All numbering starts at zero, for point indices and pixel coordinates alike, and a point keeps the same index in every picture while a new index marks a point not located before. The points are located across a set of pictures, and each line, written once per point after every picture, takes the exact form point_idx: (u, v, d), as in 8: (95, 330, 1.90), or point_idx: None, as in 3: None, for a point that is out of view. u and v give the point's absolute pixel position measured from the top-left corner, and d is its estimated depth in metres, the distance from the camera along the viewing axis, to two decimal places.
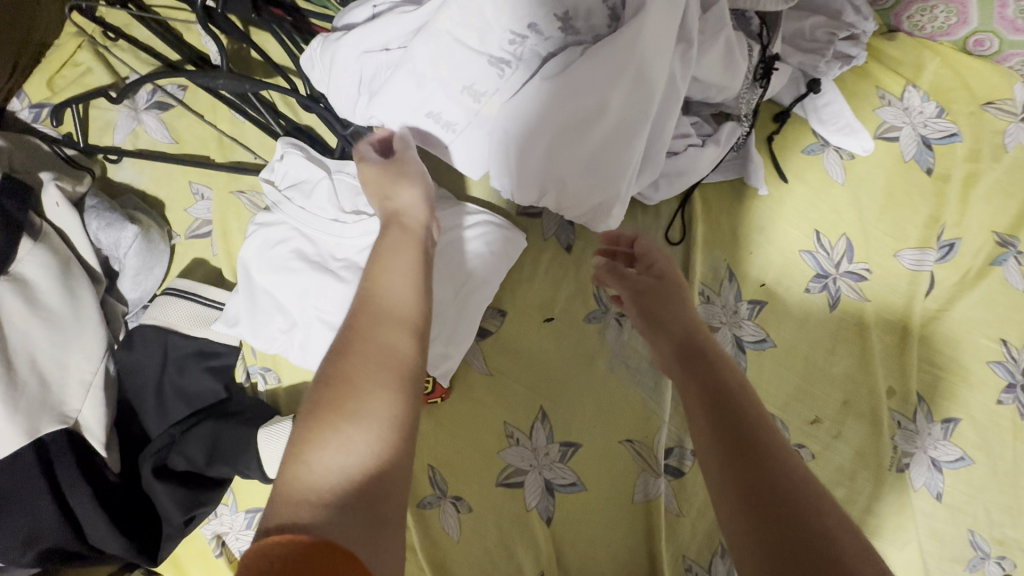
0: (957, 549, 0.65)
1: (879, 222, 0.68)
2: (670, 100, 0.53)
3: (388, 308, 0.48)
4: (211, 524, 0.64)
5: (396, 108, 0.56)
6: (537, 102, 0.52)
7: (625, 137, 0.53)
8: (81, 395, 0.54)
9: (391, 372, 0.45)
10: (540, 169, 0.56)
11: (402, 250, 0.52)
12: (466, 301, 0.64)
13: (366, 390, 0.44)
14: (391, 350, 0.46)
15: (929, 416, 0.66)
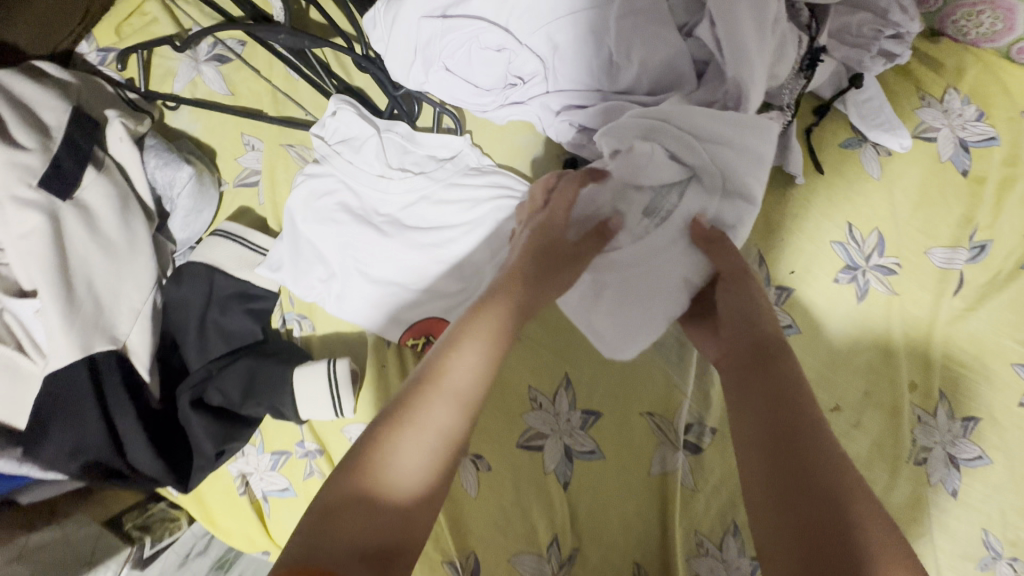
0: (971, 549, 0.65)
1: (911, 219, 0.69)
2: None
3: (459, 385, 0.43)
4: (238, 463, 0.67)
5: (469, 70, 0.62)
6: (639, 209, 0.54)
7: None
8: (130, 321, 0.57)
9: (430, 450, 0.40)
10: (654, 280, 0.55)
11: (490, 323, 0.46)
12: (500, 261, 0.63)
13: (400, 452, 0.40)
14: (442, 428, 0.41)
15: (949, 414, 0.66)
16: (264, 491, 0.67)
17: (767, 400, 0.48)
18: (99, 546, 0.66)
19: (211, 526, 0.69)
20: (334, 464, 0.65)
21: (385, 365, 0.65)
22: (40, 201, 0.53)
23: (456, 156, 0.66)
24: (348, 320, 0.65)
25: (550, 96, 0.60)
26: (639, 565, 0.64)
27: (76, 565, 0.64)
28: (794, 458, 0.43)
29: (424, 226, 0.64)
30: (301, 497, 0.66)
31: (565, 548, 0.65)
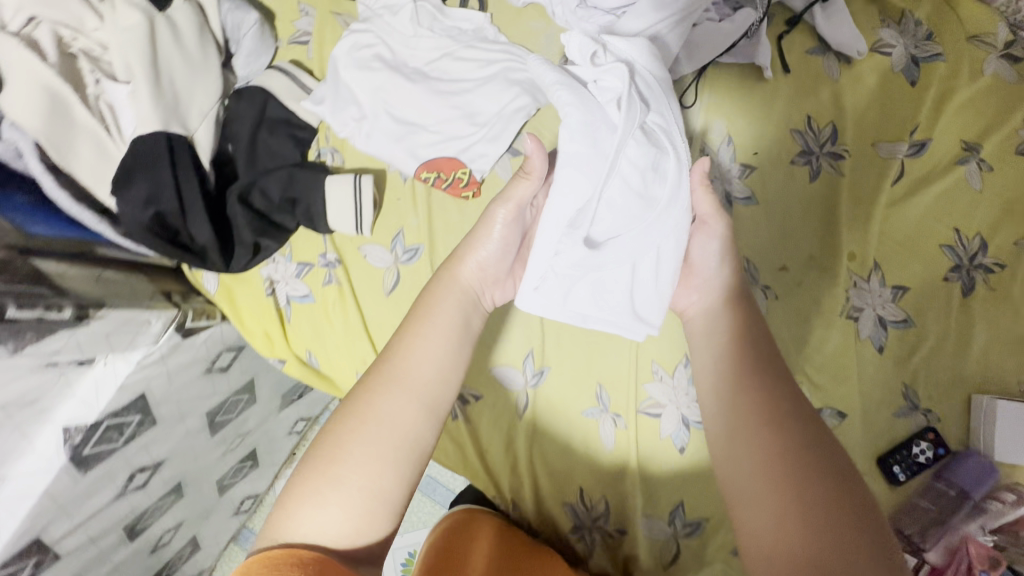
0: (889, 397, 0.75)
1: (862, 118, 0.80)
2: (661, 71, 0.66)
3: (400, 375, 0.57)
4: (268, 269, 0.78)
5: None
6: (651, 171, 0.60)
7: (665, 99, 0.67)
8: (199, 120, 0.69)
9: (387, 440, 0.54)
10: (676, 236, 0.61)
11: (437, 320, 0.60)
12: (504, 110, 0.75)
13: (355, 450, 0.53)
14: (393, 420, 0.55)
15: (882, 282, 0.77)
16: (287, 296, 0.78)
17: (748, 380, 0.57)
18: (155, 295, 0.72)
19: (238, 325, 0.81)
20: (349, 275, 0.77)
21: (401, 197, 0.78)
22: (141, 7, 0.67)
23: (476, 29, 0.78)
24: (375, 155, 0.77)
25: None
26: (601, 385, 0.75)
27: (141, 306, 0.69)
28: (777, 431, 0.53)
29: (444, 80, 0.77)
30: (318, 304, 0.78)
31: (537, 364, 0.77)
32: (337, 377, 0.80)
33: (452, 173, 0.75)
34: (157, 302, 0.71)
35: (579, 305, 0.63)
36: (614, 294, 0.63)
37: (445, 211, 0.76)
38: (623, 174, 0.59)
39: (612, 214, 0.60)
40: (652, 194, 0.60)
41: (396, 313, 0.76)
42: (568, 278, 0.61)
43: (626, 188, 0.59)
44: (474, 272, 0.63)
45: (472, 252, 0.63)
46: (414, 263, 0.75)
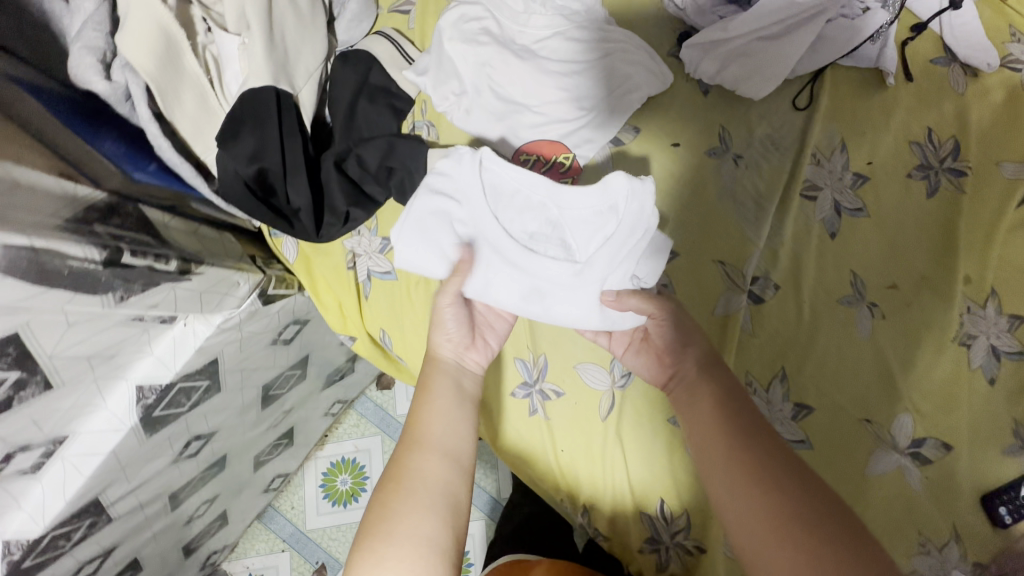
0: (998, 433, 0.70)
1: (986, 134, 0.76)
2: (553, 304, 0.67)
3: (420, 437, 0.59)
4: (351, 241, 0.75)
5: None
6: (541, 243, 0.68)
7: (552, 302, 0.67)
8: (304, 79, 0.66)
9: (429, 494, 0.56)
10: (491, 245, 0.67)
11: (435, 382, 0.64)
12: (616, 101, 0.73)
13: (401, 515, 0.54)
14: (427, 477, 0.57)
15: (998, 309, 0.72)
16: (368, 272, 0.75)
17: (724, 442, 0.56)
18: (240, 260, 0.72)
19: (314, 297, 0.79)
20: None
21: None
22: None
23: (588, 8, 0.74)
24: (472, 133, 0.74)
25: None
26: None
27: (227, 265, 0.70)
28: (768, 488, 0.52)
29: (553, 60, 0.73)
30: (400, 282, 0.75)
31: (625, 364, 0.72)
32: (412, 360, 0.78)
33: (553, 157, 0.72)
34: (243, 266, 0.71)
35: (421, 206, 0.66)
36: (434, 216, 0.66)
37: None
38: (526, 210, 0.67)
39: (531, 181, 0.66)
40: (522, 216, 0.67)
41: None
42: (430, 208, 0.66)
43: (508, 217, 0.67)
44: (449, 346, 0.66)
45: (444, 329, 0.66)
46: None
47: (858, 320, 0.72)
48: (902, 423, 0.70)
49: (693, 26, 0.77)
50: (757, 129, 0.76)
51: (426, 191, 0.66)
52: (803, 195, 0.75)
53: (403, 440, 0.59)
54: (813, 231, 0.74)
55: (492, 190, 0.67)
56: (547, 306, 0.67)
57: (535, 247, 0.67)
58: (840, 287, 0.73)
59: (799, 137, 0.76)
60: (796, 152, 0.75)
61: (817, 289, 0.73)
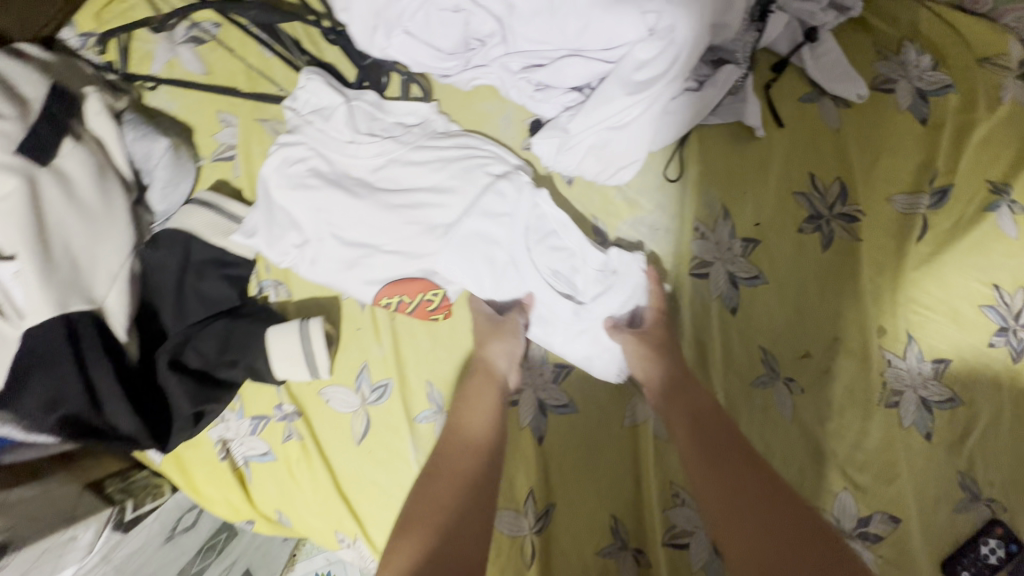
0: (945, 490, 0.66)
1: (872, 168, 0.70)
2: (548, 335, 0.66)
3: (468, 439, 0.58)
4: (218, 428, 0.68)
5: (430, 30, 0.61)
6: (559, 284, 0.65)
7: (546, 330, 0.66)
8: (107, 284, 0.59)
9: (466, 491, 0.54)
10: (504, 272, 0.65)
11: (480, 389, 0.61)
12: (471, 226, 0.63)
13: (446, 505, 0.53)
14: (472, 476, 0.55)
15: (919, 356, 0.67)
16: (244, 457, 0.68)
17: (718, 457, 0.56)
18: (81, 502, 0.63)
19: (196, 496, 0.70)
20: (312, 427, 0.67)
21: (361, 327, 0.68)
22: (17, 165, 0.55)
23: (423, 122, 0.68)
24: (323, 284, 0.67)
25: (509, 57, 0.64)
26: (616, 518, 0.65)
27: (57, 520, 0.60)
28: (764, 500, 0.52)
29: (393, 190, 0.66)
30: (280, 462, 0.67)
31: (540, 503, 0.66)
32: (315, 539, 0.70)
33: (418, 295, 0.65)
34: (86, 507, 0.63)
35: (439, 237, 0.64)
36: (449, 245, 0.63)
37: (415, 339, 0.68)
38: (559, 251, 0.65)
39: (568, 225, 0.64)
40: (552, 246, 0.65)
41: (371, 462, 0.66)
42: (467, 232, 0.63)
43: (539, 250, 0.65)
44: (502, 354, 0.63)
45: (505, 344, 0.63)
46: (384, 402, 0.67)
47: (778, 400, 0.67)
48: (842, 503, 0.65)
49: (539, 117, 0.68)
50: (630, 214, 0.71)
51: (478, 212, 0.64)
52: (694, 274, 0.69)
53: (450, 438, 0.58)
54: (711, 311, 0.68)
55: (535, 224, 0.65)
56: (548, 335, 0.66)
57: (555, 283, 0.65)
58: (751, 367, 0.68)
59: (677, 212, 0.70)
60: (677, 228, 0.70)
61: (729, 372, 0.68)
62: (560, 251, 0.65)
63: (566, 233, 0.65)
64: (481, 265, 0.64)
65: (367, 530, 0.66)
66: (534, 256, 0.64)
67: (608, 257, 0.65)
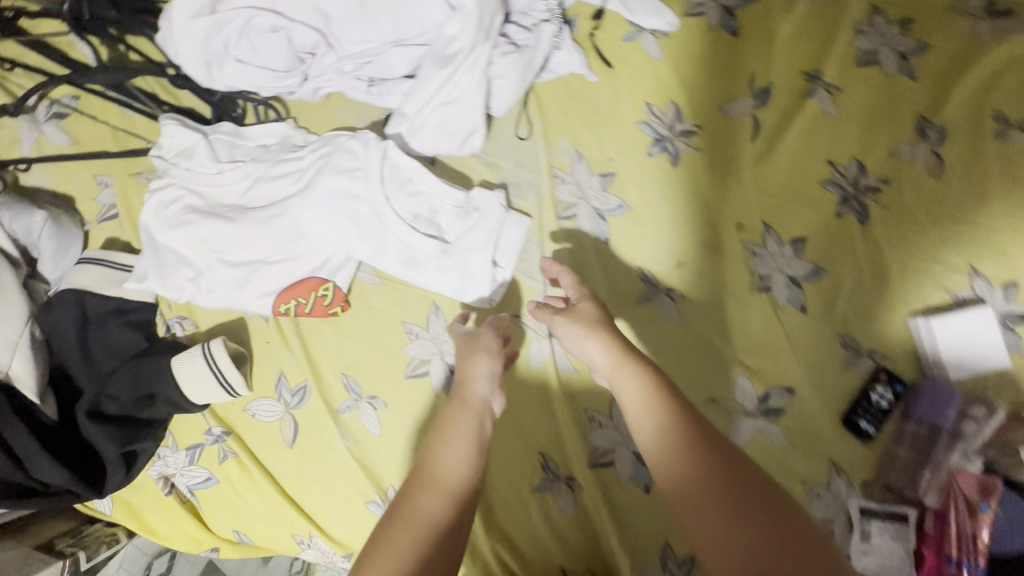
0: (830, 353, 0.71)
1: (700, 83, 0.76)
2: (417, 276, 0.69)
3: (429, 480, 0.53)
4: (157, 466, 0.71)
5: (257, 54, 0.67)
6: (423, 226, 0.69)
7: (416, 272, 0.69)
8: (9, 354, 0.63)
9: (422, 534, 0.49)
10: (365, 228, 0.68)
11: (454, 423, 0.57)
12: (329, 198, 0.67)
13: (392, 552, 0.48)
14: (428, 521, 0.50)
15: (779, 240, 0.73)
16: (189, 487, 0.71)
17: (684, 426, 0.49)
18: (31, 563, 0.65)
19: (154, 537, 0.73)
20: (244, 443, 0.71)
21: (271, 339, 0.72)
22: None
23: (280, 139, 0.73)
24: (224, 308, 0.71)
25: (341, 62, 0.68)
26: (543, 453, 0.70)
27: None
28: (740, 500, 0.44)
29: (264, 206, 0.70)
30: (224, 483, 0.71)
31: None
32: (277, 546, 0.73)
33: (311, 294, 0.70)
34: (34, 563, 0.66)
35: (302, 203, 0.68)
36: (308, 209, 0.68)
37: (320, 337, 0.72)
38: (417, 196, 0.69)
39: (425, 172, 0.69)
40: (411, 194, 0.69)
41: (307, 459, 0.71)
42: (325, 185, 0.68)
43: (397, 197, 0.69)
44: (484, 378, 0.60)
45: (483, 363, 0.61)
46: (307, 403, 0.71)
47: (662, 309, 0.72)
48: (742, 387, 0.71)
49: (388, 109, 0.72)
50: (492, 177, 0.75)
51: (330, 170, 0.68)
52: (562, 217, 0.74)
53: (411, 477, 0.54)
54: (586, 245, 0.73)
55: (390, 173, 0.69)
56: (419, 275, 0.69)
57: (416, 226, 0.69)
58: (633, 287, 0.73)
59: (536, 164, 0.75)
60: (539, 177, 0.75)
61: (615, 296, 0.73)
62: (421, 197, 0.69)
63: (426, 179, 0.69)
64: (343, 218, 0.68)
65: (321, 523, 0.71)
66: (392, 203, 0.68)
67: (468, 195, 0.70)
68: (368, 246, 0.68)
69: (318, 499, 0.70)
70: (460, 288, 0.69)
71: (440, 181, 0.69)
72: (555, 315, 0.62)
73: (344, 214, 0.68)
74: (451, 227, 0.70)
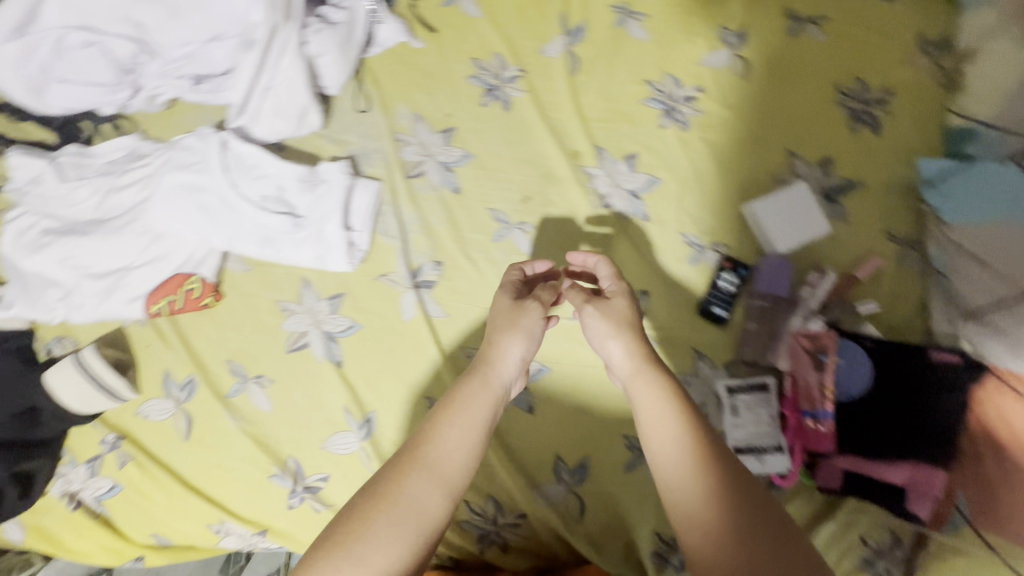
0: (677, 252, 0.76)
1: (519, 32, 0.82)
2: (277, 253, 0.73)
3: (433, 462, 0.51)
4: (60, 485, 0.73)
5: (83, 72, 0.73)
6: (273, 205, 0.73)
7: (275, 250, 0.73)
8: None
9: (411, 518, 0.48)
10: (216, 216, 0.72)
11: (469, 407, 0.55)
12: (176, 193, 0.71)
13: (377, 535, 0.47)
14: (421, 507, 0.49)
15: (613, 159, 0.78)
16: (96, 499, 0.73)
17: (707, 453, 0.50)
18: None
19: (70, 555, 0.74)
20: (141, 445, 0.73)
21: (151, 342, 0.74)
22: None
23: (126, 151, 0.75)
24: (99, 321, 0.73)
25: (165, 66, 0.75)
26: (429, 398, 0.72)
27: None
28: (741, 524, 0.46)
29: (119, 216, 0.73)
30: (129, 487, 0.73)
31: (359, 416, 0.72)
32: (197, 540, 0.74)
33: (180, 289, 0.72)
34: None
35: (155, 204, 0.71)
36: (159, 209, 0.71)
37: (199, 330, 0.74)
38: (263, 178, 0.74)
39: (266, 156, 0.74)
40: (257, 178, 0.74)
41: (206, 448, 0.73)
42: (172, 182, 0.71)
43: (243, 183, 0.73)
44: (513, 363, 0.60)
45: (518, 346, 0.60)
46: (194, 395, 0.73)
47: (518, 242, 0.76)
48: None
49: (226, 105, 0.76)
50: (338, 151, 0.78)
51: (173, 167, 0.72)
52: (411, 176, 0.78)
53: (409, 453, 0.52)
54: (438, 198, 0.78)
55: (234, 162, 0.73)
56: (278, 252, 0.73)
57: (267, 206, 0.73)
58: (488, 227, 0.77)
59: (379, 132, 0.79)
60: (385, 144, 0.79)
61: (474, 240, 0.77)
62: (267, 178, 0.74)
63: (268, 161, 0.74)
64: (194, 211, 0.71)
65: (230, 506, 0.73)
66: (239, 188, 0.72)
67: (313, 170, 0.75)
68: (223, 234, 0.72)
69: (222, 484, 0.73)
70: (319, 256, 0.73)
71: (282, 161, 0.74)
72: (587, 303, 0.63)
73: (193, 207, 0.71)
74: (301, 201, 0.74)
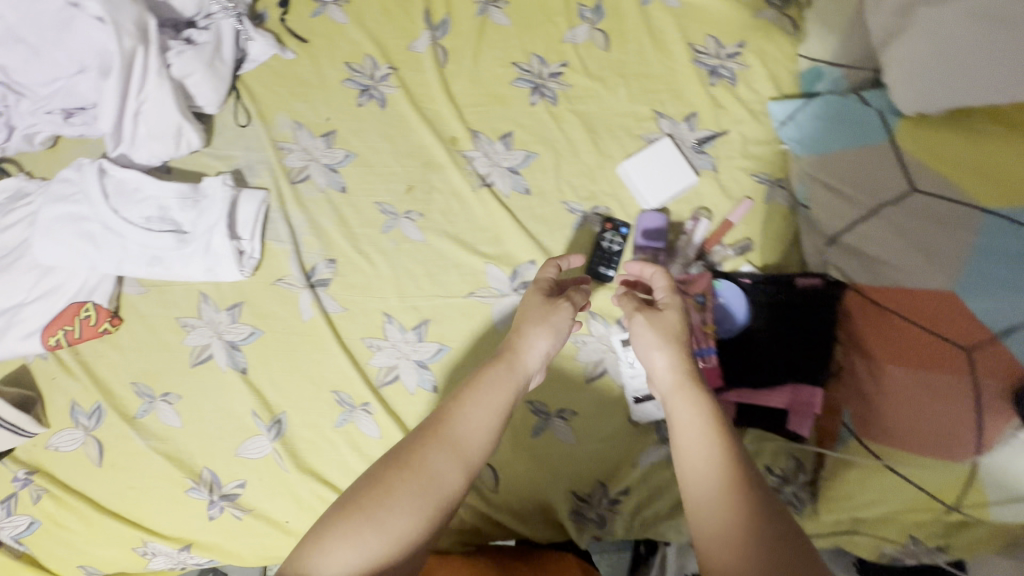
0: (561, 220, 0.79)
1: (387, 32, 0.85)
2: (167, 272, 0.75)
3: (459, 437, 0.49)
4: None
5: None
6: (158, 225, 0.75)
7: (165, 269, 0.75)
8: None
9: (428, 492, 0.46)
10: (100, 243, 0.74)
11: (498, 387, 0.53)
12: (58, 226, 0.73)
13: (399, 501, 0.46)
14: (443, 480, 0.47)
15: (490, 141, 0.81)
16: (14, 538, 0.73)
17: (739, 476, 0.44)
18: None
19: None
20: (54, 477, 0.73)
21: (55, 374, 0.75)
22: None
23: (7, 193, 0.77)
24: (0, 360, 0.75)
25: (38, 106, 0.78)
26: (336, 391, 0.74)
27: None
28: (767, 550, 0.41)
29: (7, 256, 0.75)
30: (46, 521, 0.73)
31: (268, 418, 0.73)
32: (122, 566, 0.74)
33: (75, 319, 0.74)
34: None
35: (37, 238, 0.73)
36: (42, 243, 0.73)
37: (101, 357, 0.75)
38: (144, 201, 0.76)
39: (146, 179, 0.76)
40: (139, 202, 0.76)
41: (119, 472, 0.73)
42: (53, 215, 0.73)
43: (124, 207, 0.75)
44: (537, 356, 0.57)
45: (545, 341, 0.57)
46: (102, 422, 0.74)
47: (406, 230, 0.79)
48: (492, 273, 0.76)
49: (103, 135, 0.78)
50: (223, 167, 0.81)
51: (52, 201, 0.74)
52: (297, 181, 0.80)
53: (437, 424, 0.50)
54: (325, 198, 0.80)
55: (116, 188, 0.76)
56: (168, 270, 0.75)
57: (151, 227, 0.75)
58: (376, 220, 0.79)
59: (261, 143, 0.82)
60: (268, 154, 0.81)
61: (364, 234, 0.79)
62: (149, 200, 0.76)
63: (148, 184, 0.76)
64: (76, 240, 0.73)
65: (150, 526, 0.73)
66: (121, 213, 0.75)
67: (195, 187, 0.77)
68: (110, 259, 0.74)
69: (140, 505, 0.73)
70: (209, 268, 0.75)
71: (161, 182, 0.76)
72: (637, 311, 0.57)
73: (76, 237, 0.73)
74: (185, 218, 0.76)
